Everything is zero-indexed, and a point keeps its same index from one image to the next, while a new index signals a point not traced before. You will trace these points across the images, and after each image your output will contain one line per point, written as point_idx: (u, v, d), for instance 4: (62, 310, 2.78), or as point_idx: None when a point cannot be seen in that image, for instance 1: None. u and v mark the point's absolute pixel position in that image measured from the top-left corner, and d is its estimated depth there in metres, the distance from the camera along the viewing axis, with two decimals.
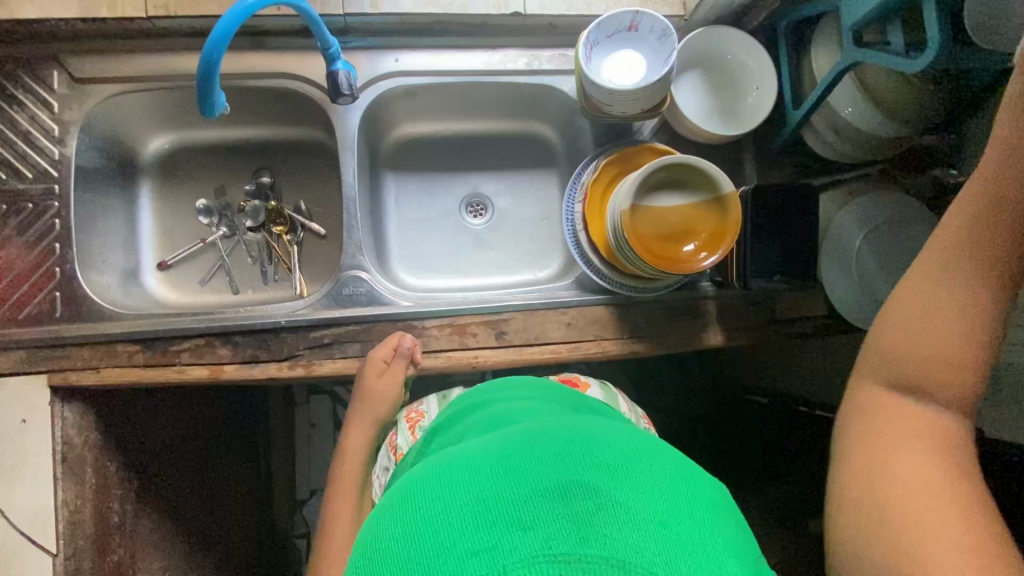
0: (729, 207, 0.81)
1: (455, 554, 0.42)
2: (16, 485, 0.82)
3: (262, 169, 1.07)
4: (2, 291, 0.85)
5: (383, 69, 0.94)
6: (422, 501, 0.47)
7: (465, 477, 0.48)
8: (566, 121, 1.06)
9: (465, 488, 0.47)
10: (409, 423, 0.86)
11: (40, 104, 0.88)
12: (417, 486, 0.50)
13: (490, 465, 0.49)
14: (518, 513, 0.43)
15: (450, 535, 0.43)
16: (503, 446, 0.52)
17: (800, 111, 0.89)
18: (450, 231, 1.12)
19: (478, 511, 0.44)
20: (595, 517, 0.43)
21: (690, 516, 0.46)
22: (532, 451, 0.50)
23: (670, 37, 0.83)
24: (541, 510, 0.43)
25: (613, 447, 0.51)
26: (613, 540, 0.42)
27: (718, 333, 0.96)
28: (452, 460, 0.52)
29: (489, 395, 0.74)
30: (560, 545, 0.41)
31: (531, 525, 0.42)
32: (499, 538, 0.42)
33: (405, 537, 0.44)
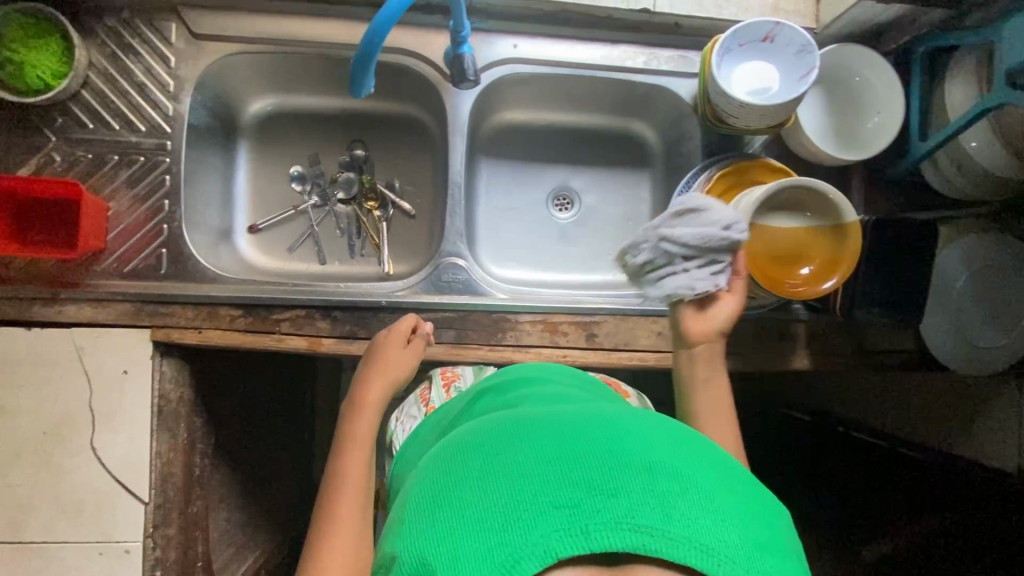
0: (847, 236, 0.80)
1: (537, 504, 0.43)
2: (113, 434, 0.84)
3: (357, 142, 1.06)
4: (110, 243, 0.85)
5: (500, 54, 0.91)
6: (501, 450, 0.49)
7: (544, 440, 0.49)
8: (670, 124, 1.04)
9: (545, 449, 0.48)
10: (444, 380, 0.86)
11: (156, 56, 0.87)
12: (493, 435, 0.51)
13: (568, 434, 0.50)
14: (603, 480, 0.44)
15: (534, 484, 0.44)
16: (582, 418, 0.53)
17: (926, 144, 0.86)
18: (536, 223, 1.11)
19: (560, 471, 0.45)
20: (676, 496, 0.44)
21: (764, 521, 0.46)
22: (613, 428, 0.51)
23: (810, 53, 0.80)
24: (624, 480, 0.44)
25: (693, 441, 0.51)
26: (697, 524, 0.42)
27: (805, 357, 0.95)
28: (530, 419, 0.53)
29: (550, 375, 0.74)
30: (643, 517, 0.42)
31: (614, 493, 0.43)
32: (582, 499, 0.43)
33: (485, 477, 0.46)
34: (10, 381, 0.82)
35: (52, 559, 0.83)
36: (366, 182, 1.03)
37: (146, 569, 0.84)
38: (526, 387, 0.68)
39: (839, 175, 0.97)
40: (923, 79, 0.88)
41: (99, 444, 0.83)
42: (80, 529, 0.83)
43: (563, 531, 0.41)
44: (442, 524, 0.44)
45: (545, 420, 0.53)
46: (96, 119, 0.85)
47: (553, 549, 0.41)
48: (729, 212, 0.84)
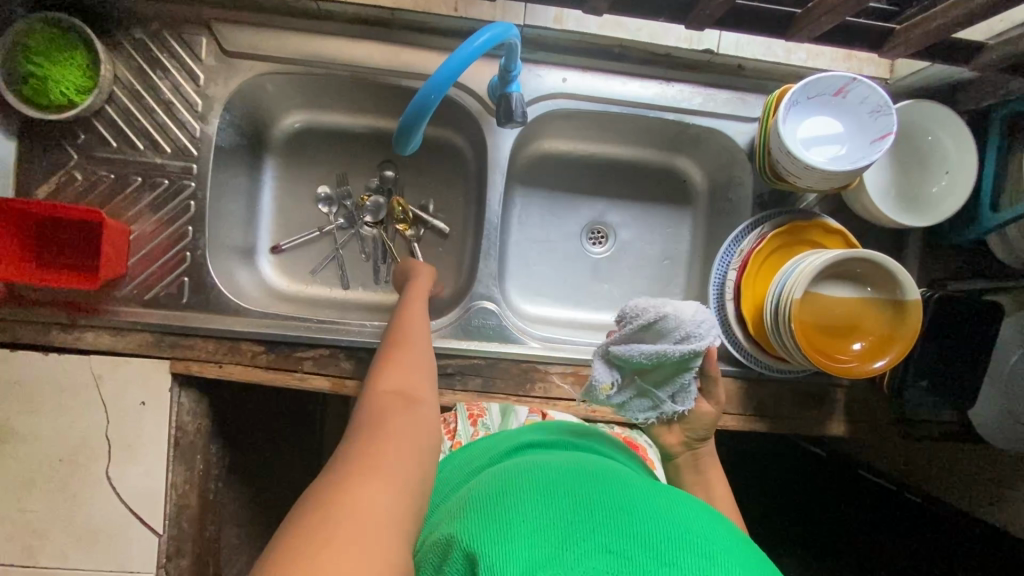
0: (908, 315, 0.75)
1: (593, 541, 0.44)
2: (129, 465, 0.82)
3: (387, 163, 1.01)
4: (132, 268, 0.82)
5: (548, 88, 0.86)
6: (564, 488, 0.50)
7: (603, 490, 0.50)
8: (720, 166, 0.98)
9: (604, 499, 0.49)
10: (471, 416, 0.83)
11: (185, 73, 0.82)
12: (561, 473, 0.53)
13: (628, 495, 0.50)
14: (660, 545, 0.44)
15: (592, 525, 0.45)
16: (645, 489, 0.53)
17: (997, 217, 0.81)
18: (568, 257, 1.06)
19: (616, 522, 0.46)
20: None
21: None
22: (676, 505, 0.51)
23: (886, 115, 0.74)
24: (679, 550, 0.44)
25: (746, 544, 0.49)
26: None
27: (842, 423, 0.91)
28: (596, 473, 0.55)
29: (602, 446, 0.71)
30: None
31: (668, 561, 0.43)
32: (635, 553, 0.43)
33: (545, 502, 0.47)
34: (27, 406, 0.80)
35: None
36: (397, 206, 0.98)
37: None
38: (581, 448, 0.67)
39: (896, 236, 0.91)
40: (1001, 144, 0.82)
41: (115, 474, 0.82)
42: (94, 558, 0.82)
43: (611, 573, 0.41)
44: (497, 524, 0.45)
45: (612, 479, 0.54)
46: (120, 138, 0.81)
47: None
48: (783, 277, 0.79)
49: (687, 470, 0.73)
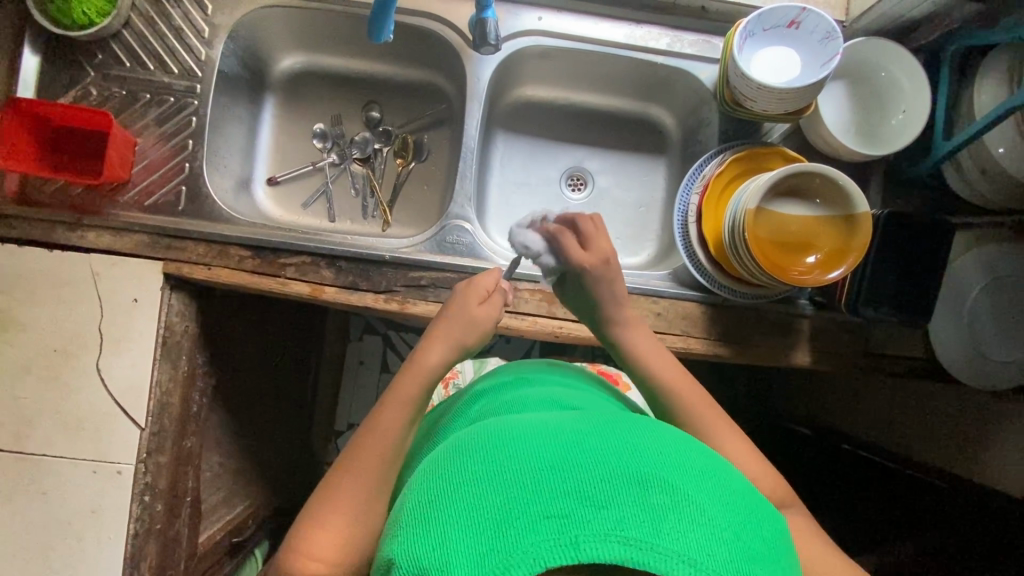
0: (859, 227, 0.78)
1: (530, 513, 0.43)
2: (117, 359, 0.87)
3: (372, 103, 1.09)
4: (135, 176, 0.89)
5: (524, 25, 0.93)
6: (491, 458, 0.49)
7: (535, 446, 0.49)
8: (691, 110, 1.03)
9: (536, 456, 0.48)
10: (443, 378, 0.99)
11: (195, 3, 0.91)
12: (486, 441, 0.52)
13: (561, 443, 0.49)
14: (592, 488, 0.44)
15: (522, 492, 0.45)
16: (579, 428, 0.53)
17: (950, 144, 0.84)
18: (548, 201, 1.10)
19: (549, 480, 0.45)
20: (666, 510, 0.43)
21: (759, 538, 0.46)
22: (609, 437, 0.51)
23: (835, 41, 0.80)
24: (614, 491, 0.44)
25: (691, 453, 0.51)
26: (687, 539, 0.42)
27: (807, 354, 0.93)
28: (524, 425, 0.54)
29: (550, 376, 0.77)
30: (632, 529, 0.42)
31: (605, 504, 0.43)
32: (572, 509, 0.43)
33: (472, 490, 0.47)
34: (30, 298, 0.86)
35: (49, 473, 0.86)
36: (400, 141, 1.07)
37: (135, 492, 0.87)
38: (527, 389, 0.70)
39: (858, 173, 0.95)
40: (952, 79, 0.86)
41: (105, 366, 0.87)
42: (78, 447, 0.86)
43: (554, 542, 0.41)
44: (432, 532, 0.45)
45: (542, 427, 0.53)
46: (133, 59, 0.90)
47: (542, 558, 0.41)
48: (739, 196, 0.83)
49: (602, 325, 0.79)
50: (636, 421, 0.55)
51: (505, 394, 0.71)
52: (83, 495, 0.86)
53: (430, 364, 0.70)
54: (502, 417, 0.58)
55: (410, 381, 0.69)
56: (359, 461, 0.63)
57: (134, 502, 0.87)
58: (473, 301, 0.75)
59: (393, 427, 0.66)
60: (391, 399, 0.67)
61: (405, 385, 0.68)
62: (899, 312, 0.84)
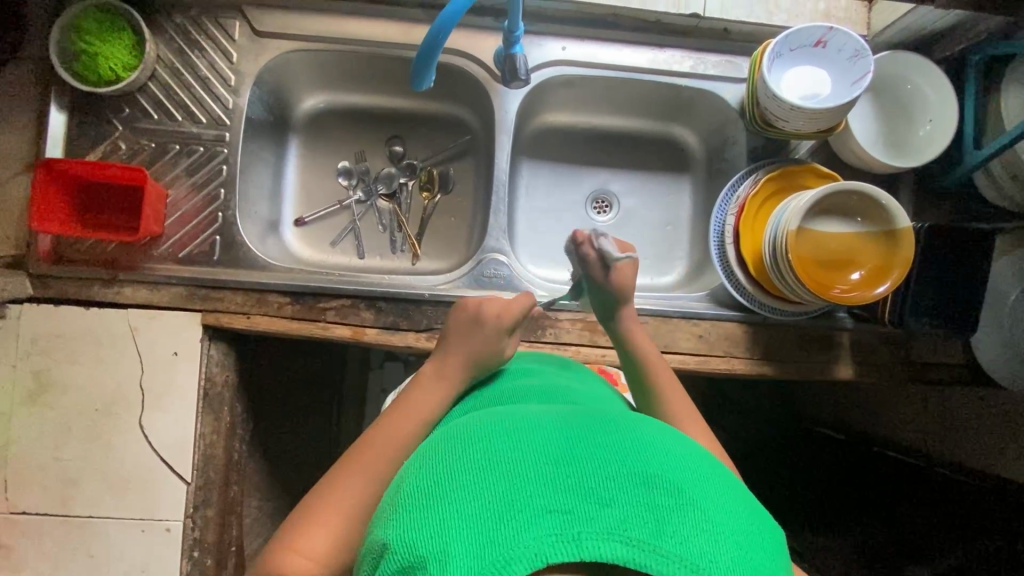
0: (901, 242, 0.78)
1: (530, 507, 0.42)
2: (160, 414, 0.86)
3: (395, 138, 1.09)
4: (168, 228, 0.89)
5: (548, 56, 0.93)
6: (493, 448, 0.48)
7: (540, 440, 0.48)
8: (715, 129, 1.03)
9: (542, 450, 0.47)
10: None
11: (220, 52, 0.90)
12: (488, 430, 0.51)
13: (565, 439, 0.49)
14: (597, 486, 0.44)
15: (526, 484, 0.44)
16: (583, 424, 0.52)
17: (981, 151, 0.85)
18: (575, 225, 1.10)
19: (553, 475, 0.45)
20: (671, 511, 0.43)
21: (762, 544, 0.45)
22: (613, 435, 0.50)
23: (864, 58, 0.80)
24: (618, 489, 0.43)
25: (697, 456, 0.50)
26: (691, 543, 0.41)
27: (849, 367, 0.93)
28: (527, 418, 0.53)
29: (547, 369, 0.76)
30: (634, 530, 0.41)
31: (608, 502, 0.43)
32: (575, 505, 0.42)
33: (472, 478, 0.46)
34: (69, 357, 0.85)
35: (96, 534, 0.85)
36: (425, 174, 1.07)
37: (184, 548, 0.86)
38: (527, 382, 0.69)
39: (887, 183, 0.96)
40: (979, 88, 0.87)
41: (148, 422, 0.86)
42: (124, 506, 0.85)
43: (555, 536, 0.41)
44: (430, 519, 0.44)
45: (547, 422, 0.53)
46: (161, 111, 0.89)
47: (543, 554, 0.40)
48: (777, 216, 0.83)
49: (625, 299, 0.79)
50: (639, 419, 0.54)
51: (503, 385, 0.70)
52: (131, 555, 0.85)
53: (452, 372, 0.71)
54: (503, 408, 0.57)
55: (431, 385, 0.70)
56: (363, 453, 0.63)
57: (184, 558, 0.86)
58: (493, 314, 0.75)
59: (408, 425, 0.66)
60: (410, 397, 0.68)
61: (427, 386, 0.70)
62: (941, 323, 0.84)
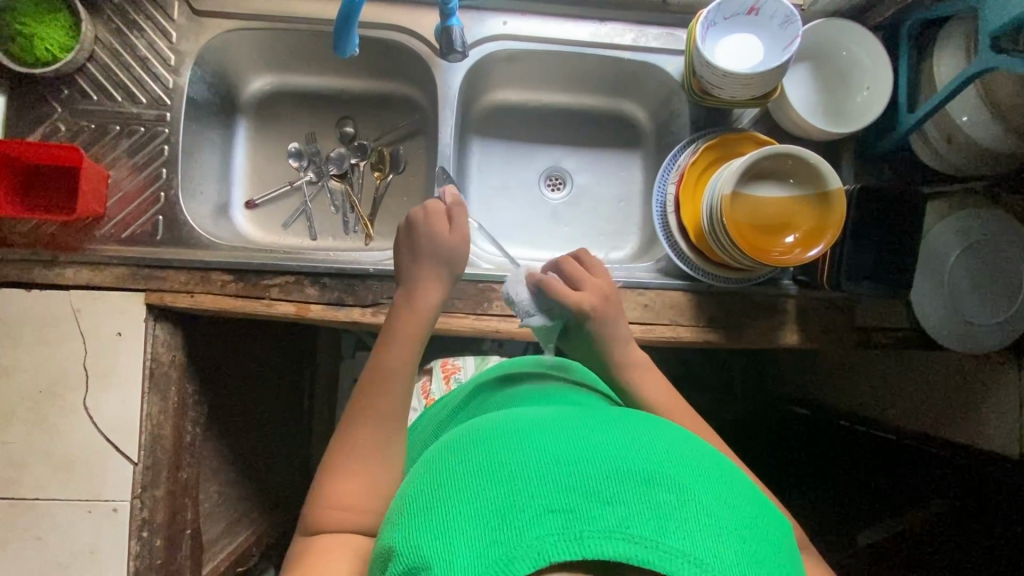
0: (834, 203, 0.80)
1: (534, 507, 0.45)
2: (105, 395, 0.86)
3: (345, 119, 1.09)
4: (110, 209, 0.89)
5: (490, 31, 0.94)
6: (500, 454, 0.51)
7: (542, 442, 0.51)
8: (662, 102, 1.04)
9: (543, 452, 0.50)
10: (444, 373, 1.07)
11: (159, 32, 0.90)
12: (496, 436, 0.55)
13: (566, 441, 0.52)
14: (600, 486, 0.46)
15: (531, 487, 0.47)
16: (588, 427, 0.55)
17: (915, 115, 0.87)
18: (529, 203, 1.11)
19: (555, 476, 0.47)
20: (673, 509, 0.45)
21: (762, 539, 0.47)
22: (617, 437, 0.52)
23: (794, 24, 0.81)
24: (619, 488, 0.46)
25: (695, 456, 0.52)
26: (693, 539, 0.43)
27: (795, 333, 0.94)
28: (533, 423, 0.56)
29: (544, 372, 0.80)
30: (635, 526, 0.43)
31: (609, 501, 0.45)
32: (577, 504, 0.45)
33: (478, 483, 0.49)
34: (9, 339, 0.84)
35: (43, 517, 0.84)
36: (375, 153, 1.07)
37: (133, 529, 0.85)
38: (527, 392, 0.72)
39: (829, 152, 0.97)
40: (913, 52, 0.89)
41: (92, 404, 0.85)
42: (71, 488, 0.85)
43: (560, 536, 0.43)
44: (439, 524, 0.47)
45: (551, 425, 0.55)
46: (100, 91, 0.89)
47: (546, 553, 0.42)
48: (713, 183, 0.84)
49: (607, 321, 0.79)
50: (639, 420, 0.57)
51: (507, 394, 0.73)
52: (78, 538, 0.84)
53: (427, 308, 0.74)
54: (509, 414, 0.60)
55: (410, 318, 0.73)
56: (371, 410, 0.68)
57: (132, 538, 0.85)
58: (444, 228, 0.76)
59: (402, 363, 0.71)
60: (392, 342, 0.71)
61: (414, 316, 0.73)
62: (880, 283, 0.86)
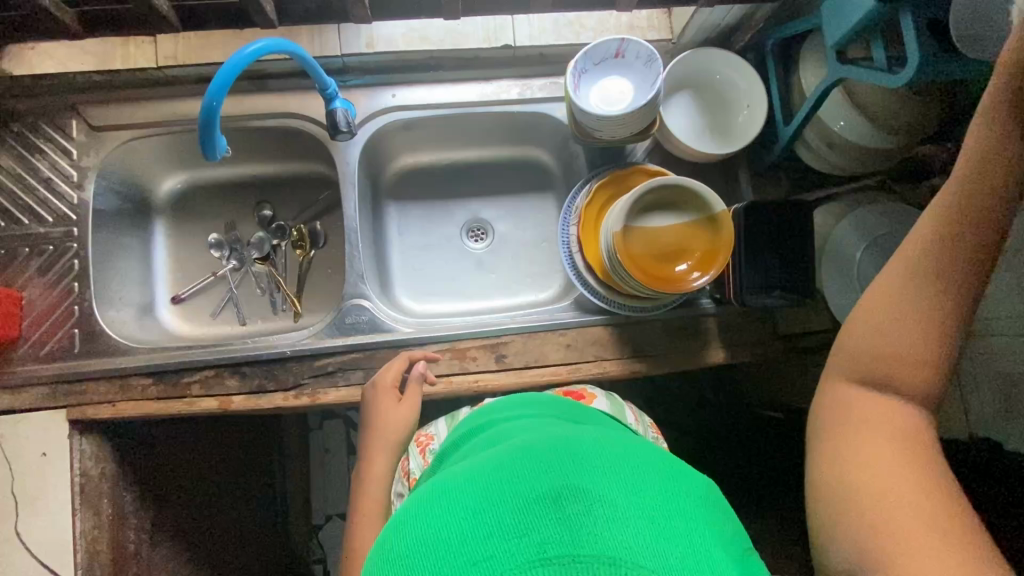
0: (722, 226, 0.82)
1: (456, 565, 0.40)
2: (36, 518, 0.85)
3: (263, 203, 1.11)
4: (26, 330, 0.89)
5: (381, 104, 0.97)
6: (416, 515, 0.46)
7: (452, 490, 0.47)
8: (561, 145, 1.08)
9: (454, 499, 0.45)
10: (420, 447, 0.79)
11: (60, 152, 0.93)
12: (413, 504, 0.49)
13: (478, 479, 0.47)
14: (512, 519, 0.42)
15: (445, 550, 0.42)
16: (498, 459, 0.50)
17: (791, 127, 0.90)
18: (452, 257, 1.13)
19: (471, 523, 0.43)
20: (582, 517, 0.42)
21: (681, 511, 0.45)
22: (527, 459, 0.48)
23: (656, 63, 0.85)
24: (531, 515, 0.42)
25: (598, 449, 0.50)
26: (606, 539, 0.40)
27: (720, 351, 0.95)
28: (445, 478, 0.51)
29: (487, 413, 0.73)
30: (553, 548, 0.40)
31: (524, 531, 0.41)
32: (495, 547, 0.40)
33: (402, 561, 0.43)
34: None
35: None
36: (295, 231, 1.09)
37: None
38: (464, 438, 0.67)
39: (724, 170, 1.00)
40: (779, 68, 0.93)
41: (24, 529, 0.84)
42: None
43: None
44: None
45: (467, 470, 0.51)
46: (7, 217, 0.91)
47: None
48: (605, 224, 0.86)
49: (926, 273, 0.52)
50: (548, 435, 0.54)
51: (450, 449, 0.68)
52: None
53: (382, 472, 0.76)
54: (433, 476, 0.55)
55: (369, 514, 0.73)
56: None
57: None
58: (391, 399, 0.81)
59: (911, 316, 0.53)
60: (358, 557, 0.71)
61: (370, 471, 0.77)
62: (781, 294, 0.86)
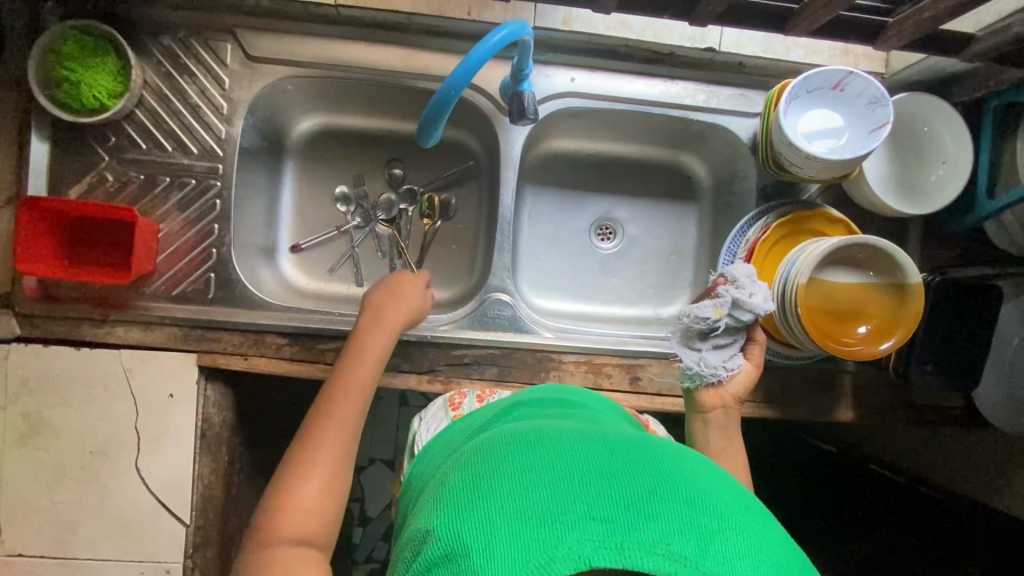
0: (911, 297, 0.78)
1: (577, 512, 0.41)
2: (158, 456, 0.84)
3: (394, 160, 1.05)
4: (160, 264, 0.86)
5: (558, 88, 0.90)
6: (539, 454, 0.48)
7: (582, 452, 0.48)
8: (724, 161, 1.01)
9: (583, 460, 0.47)
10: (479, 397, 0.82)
11: (211, 78, 0.85)
12: (532, 440, 0.50)
13: (608, 455, 0.48)
14: (642, 502, 0.42)
15: (568, 492, 0.43)
16: (626, 444, 0.50)
17: (994, 202, 0.83)
18: (578, 253, 1.09)
19: (597, 485, 0.44)
20: (714, 534, 0.41)
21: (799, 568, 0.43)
22: (656, 459, 0.48)
23: (883, 106, 0.77)
24: (663, 508, 0.42)
25: (729, 483, 0.49)
26: (735, 566, 0.40)
27: (850, 410, 0.93)
28: (568, 433, 0.52)
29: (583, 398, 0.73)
30: (676, 545, 0.40)
31: (652, 516, 0.41)
32: (619, 515, 0.41)
33: (520, 480, 0.45)
34: (59, 399, 0.82)
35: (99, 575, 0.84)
36: (426, 200, 1.04)
37: None
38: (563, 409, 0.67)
39: (896, 226, 0.94)
40: (995, 135, 0.85)
41: (144, 466, 0.84)
42: (122, 547, 0.84)
43: (599, 542, 0.40)
44: (478, 516, 0.43)
45: (591, 437, 0.51)
46: (149, 139, 0.85)
47: (587, 556, 0.39)
48: (785, 269, 0.82)
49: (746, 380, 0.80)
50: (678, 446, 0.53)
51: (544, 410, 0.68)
52: None
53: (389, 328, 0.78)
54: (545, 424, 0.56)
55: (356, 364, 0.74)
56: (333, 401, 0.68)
57: None
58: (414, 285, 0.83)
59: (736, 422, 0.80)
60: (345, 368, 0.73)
61: (380, 321, 0.78)
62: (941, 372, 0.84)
